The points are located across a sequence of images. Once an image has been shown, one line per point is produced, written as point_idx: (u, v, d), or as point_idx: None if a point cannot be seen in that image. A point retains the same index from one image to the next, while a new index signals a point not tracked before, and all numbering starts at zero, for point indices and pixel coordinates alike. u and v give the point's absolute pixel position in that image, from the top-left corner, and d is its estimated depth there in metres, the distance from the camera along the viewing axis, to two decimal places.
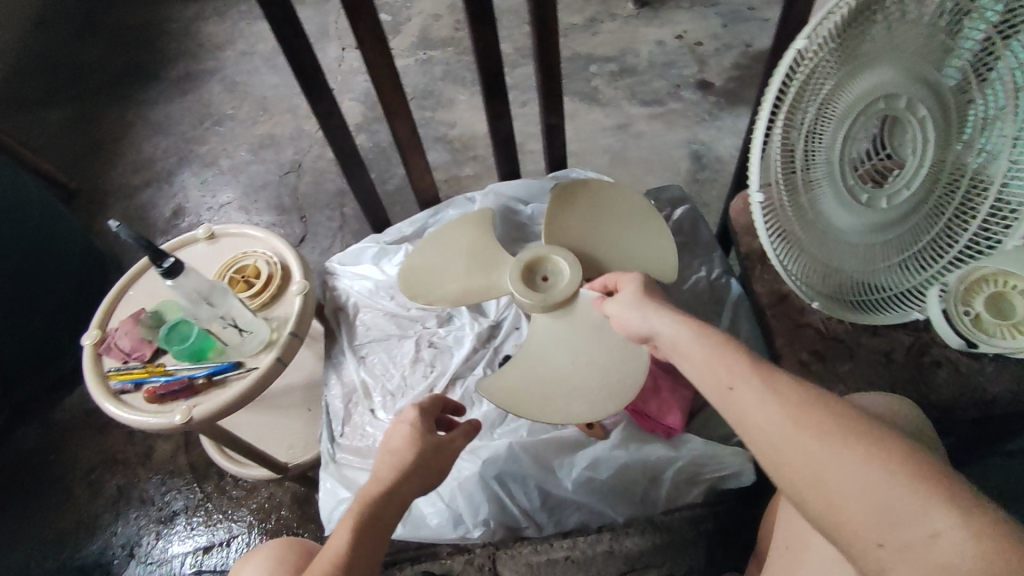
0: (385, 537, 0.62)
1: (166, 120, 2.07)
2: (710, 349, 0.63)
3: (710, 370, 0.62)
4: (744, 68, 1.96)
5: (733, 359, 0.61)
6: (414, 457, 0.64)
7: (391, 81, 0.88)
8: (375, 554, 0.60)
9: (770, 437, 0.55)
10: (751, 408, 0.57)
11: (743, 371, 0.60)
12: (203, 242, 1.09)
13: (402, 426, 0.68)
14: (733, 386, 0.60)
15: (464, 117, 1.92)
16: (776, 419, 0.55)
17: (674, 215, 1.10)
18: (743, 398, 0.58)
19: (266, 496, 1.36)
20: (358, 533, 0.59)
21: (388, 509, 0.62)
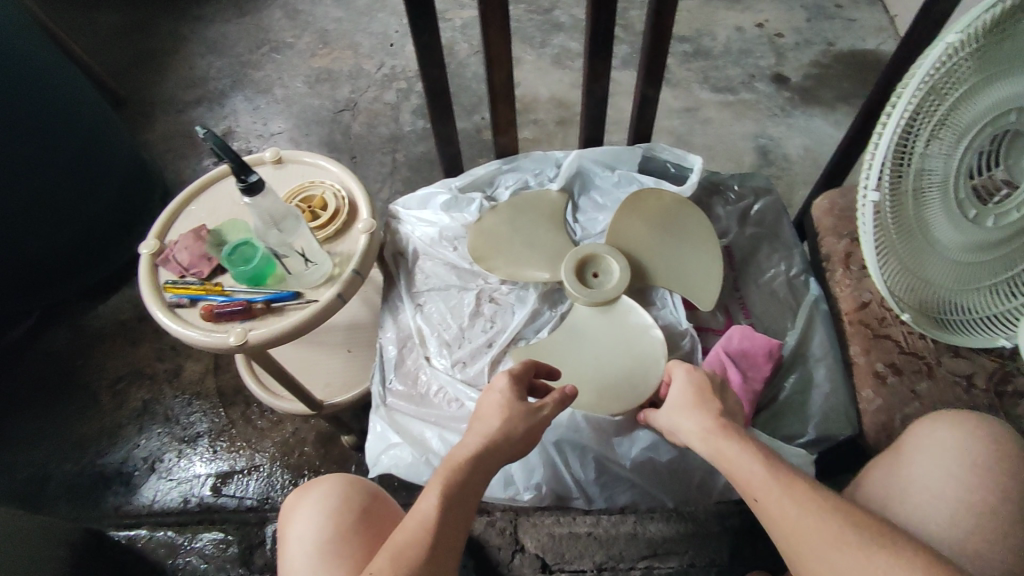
0: (472, 504, 0.64)
1: (223, 40, 2.02)
2: (735, 452, 0.65)
3: (740, 470, 0.64)
4: (824, 67, 1.88)
5: (748, 458, 0.63)
6: (501, 425, 0.68)
7: (499, 19, 0.83)
8: (463, 520, 0.62)
9: (795, 543, 0.58)
10: (777, 515, 0.59)
11: (759, 472, 0.62)
12: (269, 165, 1.06)
13: (491, 401, 0.72)
14: (756, 496, 0.61)
15: (528, 78, 1.86)
16: (799, 523, 0.58)
17: (755, 207, 1.06)
18: (771, 509, 0.60)
19: (291, 431, 1.35)
20: (448, 499, 0.62)
21: (477, 475, 0.65)
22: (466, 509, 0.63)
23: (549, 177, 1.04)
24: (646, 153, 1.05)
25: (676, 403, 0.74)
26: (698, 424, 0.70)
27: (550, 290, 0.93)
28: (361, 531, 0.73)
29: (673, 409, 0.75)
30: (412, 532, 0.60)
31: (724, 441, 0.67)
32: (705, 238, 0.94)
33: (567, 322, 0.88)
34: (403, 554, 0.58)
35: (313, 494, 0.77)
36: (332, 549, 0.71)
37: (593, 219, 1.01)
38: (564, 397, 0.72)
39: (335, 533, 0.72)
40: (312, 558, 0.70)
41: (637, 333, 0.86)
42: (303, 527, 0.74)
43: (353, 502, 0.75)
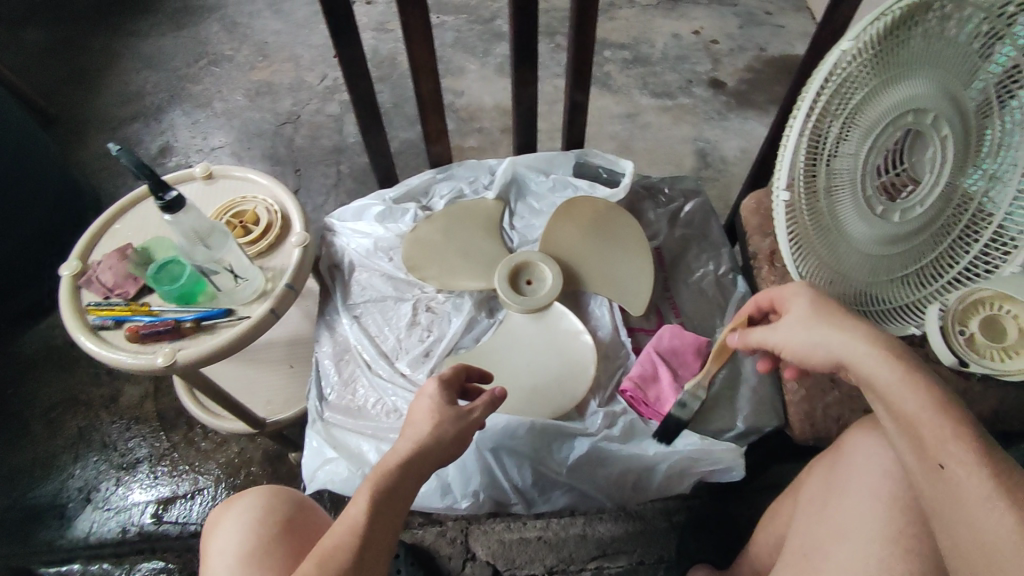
0: (402, 507, 0.64)
1: (158, 54, 1.97)
2: (917, 411, 0.54)
3: (923, 436, 0.53)
4: (756, 71, 1.96)
5: (946, 429, 0.52)
6: (430, 430, 0.67)
7: (423, 33, 0.84)
8: (391, 525, 0.62)
9: (977, 531, 0.49)
10: (964, 496, 0.50)
11: (956, 445, 0.52)
12: (199, 181, 1.04)
13: (425, 404, 0.70)
14: (944, 464, 0.52)
15: (472, 87, 1.87)
16: (989, 511, 0.49)
17: (686, 208, 1.08)
18: (958, 483, 0.51)
19: (236, 451, 1.32)
20: (377, 505, 0.62)
21: (408, 480, 0.64)
22: (394, 514, 0.63)
23: (484, 184, 1.05)
24: (578, 159, 1.06)
25: (808, 322, 0.64)
26: (854, 347, 0.60)
27: (486, 297, 0.94)
28: (286, 540, 0.72)
29: (805, 325, 0.64)
30: (339, 537, 0.60)
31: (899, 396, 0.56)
32: (638, 240, 0.96)
33: (501, 330, 0.89)
34: (328, 560, 0.58)
35: (235, 507, 0.76)
36: (254, 559, 0.69)
37: (529, 225, 1.02)
38: (494, 399, 0.70)
39: (258, 545, 0.71)
40: (233, 570, 0.69)
41: (569, 338, 0.87)
42: (226, 538, 0.72)
43: (277, 512, 0.74)
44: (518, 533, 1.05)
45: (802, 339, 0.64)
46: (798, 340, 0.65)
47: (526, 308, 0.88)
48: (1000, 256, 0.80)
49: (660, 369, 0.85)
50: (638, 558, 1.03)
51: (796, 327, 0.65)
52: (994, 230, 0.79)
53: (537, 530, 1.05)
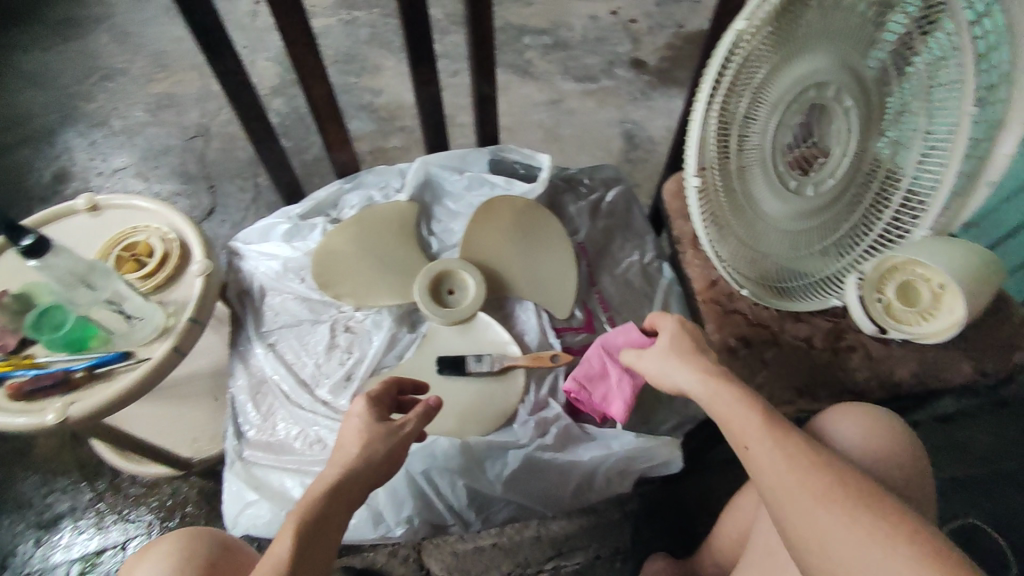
0: (335, 539, 0.55)
1: (44, 71, 1.81)
2: (731, 402, 0.59)
3: (725, 422, 0.59)
4: (676, 48, 1.96)
5: (743, 411, 0.58)
6: (360, 453, 0.59)
7: (304, 39, 0.79)
8: (325, 556, 0.53)
9: (774, 497, 0.53)
10: (764, 467, 0.54)
11: (753, 423, 0.57)
12: (84, 214, 0.95)
13: (350, 426, 0.62)
14: (747, 445, 0.56)
15: (390, 84, 1.80)
16: (781, 477, 0.53)
17: (607, 198, 1.05)
18: (759, 460, 0.55)
19: (169, 492, 1.23)
20: (305, 537, 0.53)
21: (338, 508, 0.55)
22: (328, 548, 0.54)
23: (396, 189, 0.99)
24: (494, 155, 1.02)
25: (663, 356, 0.67)
26: (691, 370, 0.64)
27: (407, 311, 0.88)
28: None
29: (663, 355, 0.68)
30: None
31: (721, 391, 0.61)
32: (559, 238, 0.93)
33: (425, 346, 0.84)
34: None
35: (152, 555, 0.69)
36: None
37: (448, 229, 0.97)
38: (428, 410, 0.64)
39: None
40: None
41: (494, 349, 0.84)
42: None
43: (198, 555, 0.68)
44: (471, 543, 1.02)
45: (662, 363, 0.67)
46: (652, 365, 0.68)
47: (452, 320, 0.84)
48: (909, 219, 0.83)
49: (609, 366, 0.79)
50: (594, 552, 1.02)
51: (655, 356, 0.68)
52: (904, 192, 0.82)
53: (491, 537, 1.03)
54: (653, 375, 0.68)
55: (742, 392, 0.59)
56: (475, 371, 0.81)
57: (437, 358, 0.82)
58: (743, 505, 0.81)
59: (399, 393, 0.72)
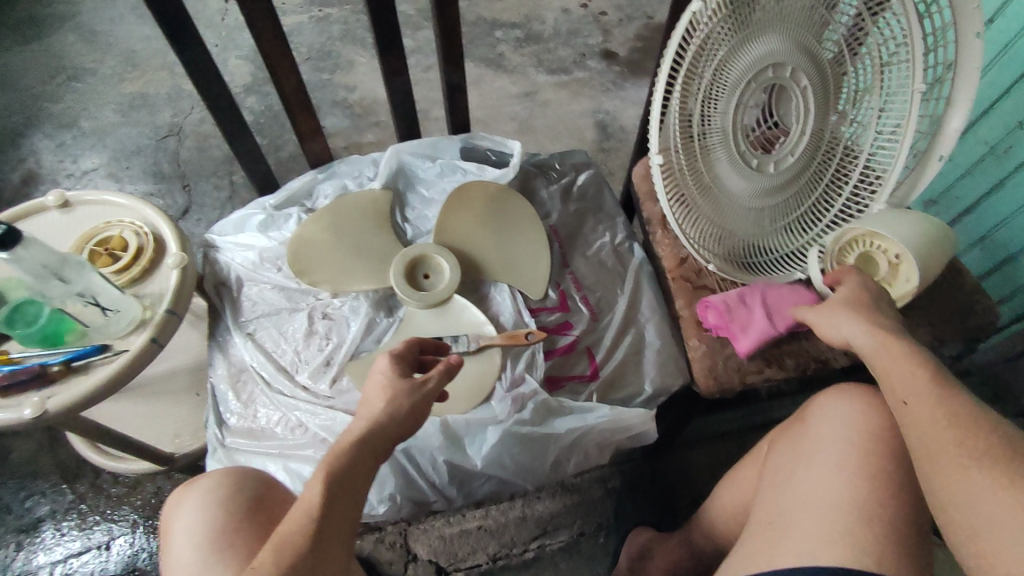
0: (362, 487, 0.57)
1: (9, 74, 1.79)
2: (899, 360, 0.61)
3: (889, 378, 0.60)
4: (646, 40, 1.99)
5: (909, 369, 0.59)
6: (386, 406, 0.61)
7: (273, 29, 0.80)
8: (349, 507, 0.55)
9: (921, 449, 0.55)
10: (922, 422, 0.56)
11: (922, 382, 0.58)
12: (55, 211, 0.95)
13: (375, 381, 0.64)
14: (906, 399, 0.58)
15: (364, 80, 1.81)
16: (939, 435, 0.54)
17: (578, 182, 1.07)
18: (917, 416, 0.56)
19: (153, 490, 1.23)
20: (334, 485, 0.54)
21: (365, 458, 0.57)
22: (357, 494, 0.56)
23: (369, 177, 1.00)
24: (465, 143, 1.03)
25: (838, 309, 0.71)
26: (861, 322, 0.67)
27: (384, 296, 0.90)
28: (258, 520, 0.67)
29: (837, 306, 0.72)
30: (293, 523, 0.53)
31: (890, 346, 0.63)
32: (531, 221, 0.95)
33: (402, 330, 0.85)
34: (290, 554, 0.51)
35: (196, 488, 0.69)
36: (225, 536, 0.63)
37: (422, 215, 0.98)
38: (450, 366, 0.65)
39: (228, 521, 0.65)
40: (202, 546, 0.63)
41: (471, 329, 0.85)
42: (191, 519, 0.66)
43: (248, 488, 0.69)
44: (457, 526, 1.01)
45: (835, 314, 0.71)
46: (825, 316, 0.72)
47: (427, 303, 0.86)
48: (867, 195, 0.85)
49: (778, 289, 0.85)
50: (579, 529, 1.05)
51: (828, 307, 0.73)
52: (862, 168, 0.84)
53: (476, 520, 1.00)
54: (820, 321, 0.73)
55: (913, 352, 0.61)
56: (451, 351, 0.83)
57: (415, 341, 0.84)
58: (745, 476, 0.82)
59: (420, 351, 0.74)
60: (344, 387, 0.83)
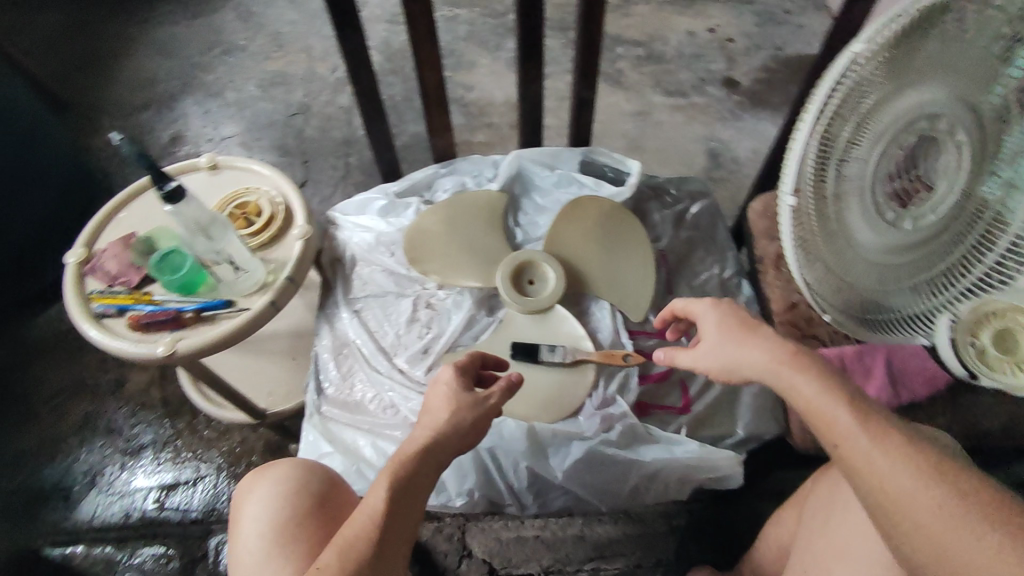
0: (422, 496, 0.59)
1: (172, 42, 1.98)
2: (818, 396, 0.55)
3: (814, 418, 0.55)
4: (773, 71, 1.92)
5: (835, 405, 0.54)
6: (449, 418, 0.63)
7: (428, 28, 0.84)
8: (413, 513, 0.58)
9: (873, 495, 0.50)
10: (862, 465, 0.50)
11: (845, 419, 0.53)
12: (204, 172, 1.04)
13: (435, 398, 0.66)
14: (838, 442, 0.52)
15: (483, 82, 1.86)
16: (889, 479, 0.49)
17: (692, 210, 1.05)
18: (855, 457, 0.51)
19: (239, 440, 1.31)
20: (397, 490, 0.57)
21: (427, 468, 0.60)
22: (417, 503, 0.59)
23: (488, 178, 1.03)
24: (584, 156, 1.04)
25: (720, 344, 0.66)
26: (757, 356, 0.62)
27: (487, 295, 0.92)
28: (319, 518, 0.69)
29: (721, 345, 0.66)
30: (354, 525, 0.55)
31: (801, 380, 0.57)
32: (641, 242, 0.94)
33: (501, 331, 0.87)
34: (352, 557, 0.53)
35: (269, 475, 0.73)
36: (289, 531, 0.66)
37: (534, 222, 1.00)
38: (511, 384, 0.67)
39: (292, 516, 0.67)
40: (265, 538, 0.66)
41: (569, 341, 0.86)
42: (259, 507, 0.69)
43: (313, 485, 0.71)
44: None
45: (721, 351, 0.65)
46: (713, 362, 0.66)
47: (529, 309, 0.87)
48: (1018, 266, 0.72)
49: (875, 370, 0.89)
50: None
51: (713, 349, 0.67)
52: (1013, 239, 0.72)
53: None
54: (720, 368, 0.66)
55: (832, 386, 0.55)
56: (547, 360, 0.83)
57: (513, 344, 0.85)
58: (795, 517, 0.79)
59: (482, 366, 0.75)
60: None
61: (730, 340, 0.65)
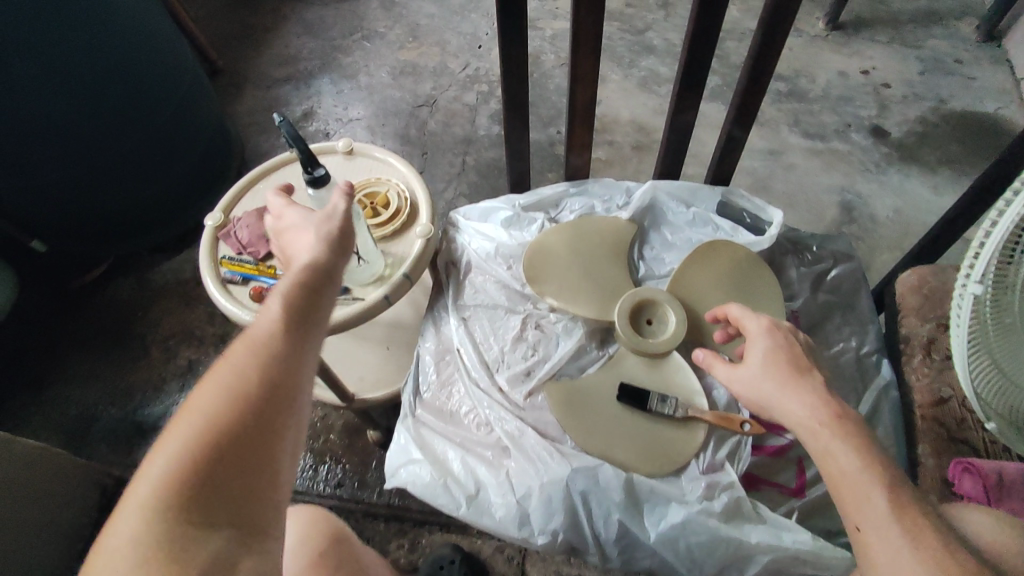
0: (321, 313, 0.61)
1: (319, 23, 2.07)
2: (851, 471, 0.53)
3: (839, 492, 0.54)
4: (931, 125, 1.75)
5: (869, 487, 0.52)
6: (319, 239, 0.65)
7: (591, 44, 0.81)
8: (314, 323, 0.59)
9: None
10: (880, 556, 0.50)
11: (878, 504, 0.51)
12: (340, 156, 1.06)
13: (307, 237, 0.66)
14: (859, 525, 0.52)
15: (611, 97, 1.81)
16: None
17: (833, 272, 0.96)
18: (871, 545, 0.50)
19: (320, 416, 1.33)
20: (290, 305, 0.58)
21: (320, 285, 0.61)
22: (313, 326, 0.59)
23: (619, 205, 0.98)
24: (724, 197, 0.97)
25: (759, 377, 0.64)
26: (793, 399, 0.60)
27: (600, 327, 0.88)
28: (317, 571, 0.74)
29: (761, 375, 0.64)
30: (254, 334, 0.55)
31: (835, 449, 0.55)
32: (775, 300, 0.87)
33: (612, 368, 0.83)
34: (255, 357, 0.53)
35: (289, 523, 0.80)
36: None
37: (659, 258, 0.95)
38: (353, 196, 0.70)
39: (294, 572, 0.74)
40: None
41: (682, 394, 0.81)
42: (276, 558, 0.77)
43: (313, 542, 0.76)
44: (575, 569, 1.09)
45: (758, 384, 0.64)
46: (749, 390, 0.65)
47: (644, 351, 0.82)
48: None
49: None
50: None
51: (750, 377, 0.65)
52: None
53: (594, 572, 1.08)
54: (753, 397, 0.64)
55: (869, 460, 0.53)
56: (657, 411, 0.79)
57: (621, 385, 0.82)
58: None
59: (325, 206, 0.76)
60: (538, 404, 0.82)
61: (771, 377, 0.63)
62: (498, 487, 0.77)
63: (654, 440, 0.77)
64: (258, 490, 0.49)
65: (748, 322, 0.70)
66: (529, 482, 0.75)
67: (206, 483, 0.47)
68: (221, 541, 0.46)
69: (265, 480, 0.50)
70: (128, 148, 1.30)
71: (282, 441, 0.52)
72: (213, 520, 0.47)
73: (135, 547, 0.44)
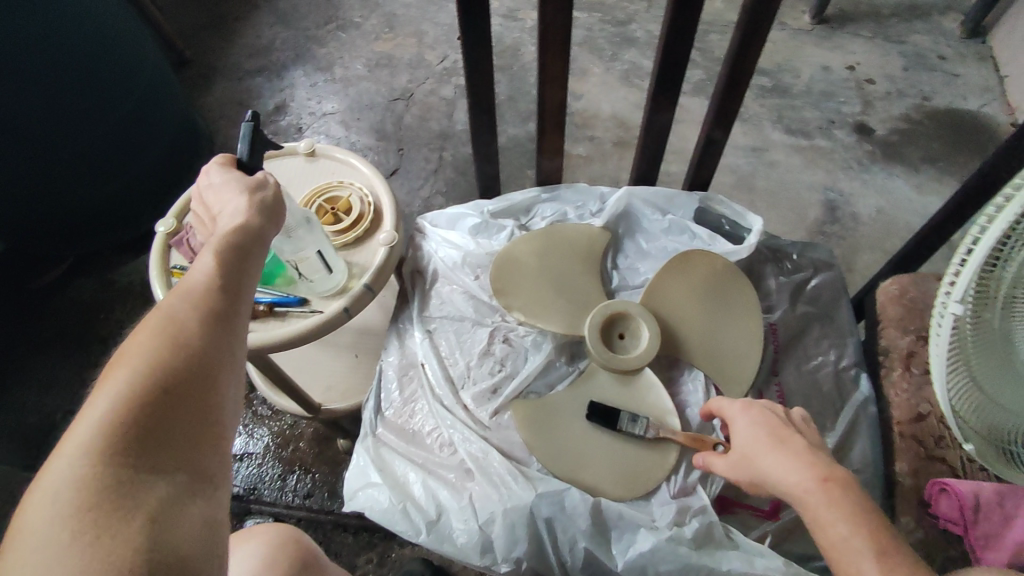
0: (254, 270, 0.60)
1: (291, 11, 1.99)
2: (838, 533, 0.53)
3: (833, 557, 0.53)
4: (914, 123, 1.72)
5: (858, 549, 0.52)
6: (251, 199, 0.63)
7: (561, 44, 0.77)
8: (245, 279, 0.58)
9: None
10: None
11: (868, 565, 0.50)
12: (301, 157, 1.01)
13: (231, 196, 0.64)
14: None
15: (592, 91, 1.76)
16: None
17: (813, 281, 0.93)
18: None
19: (289, 423, 1.29)
20: (223, 259, 0.57)
21: (253, 244, 0.60)
22: (243, 286, 0.58)
23: (592, 212, 0.95)
24: (701, 203, 0.94)
25: (746, 453, 0.64)
26: (777, 466, 0.60)
27: (570, 341, 0.84)
28: None
29: (747, 452, 0.64)
30: (190, 286, 0.54)
31: (823, 513, 0.55)
32: (750, 313, 0.84)
33: (581, 384, 0.80)
34: (192, 310, 0.52)
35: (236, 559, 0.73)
36: None
37: (633, 267, 0.91)
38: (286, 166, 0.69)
39: None
40: None
41: (653, 413, 0.78)
42: None
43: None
44: None
45: (746, 462, 0.64)
46: (742, 472, 0.64)
47: (615, 367, 0.79)
48: None
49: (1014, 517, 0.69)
50: None
51: (740, 458, 0.65)
52: None
53: None
54: (747, 479, 0.64)
55: (854, 518, 0.53)
56: (626, 430, 0.75)
57: (590, 403, 0.78)
58: None
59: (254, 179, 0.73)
60: (504, 423, 0.78)
61: (756, 450, 0.63)
62: (460, 512, 0.73)
63: (623, 462, 0.74)
64: (208, 431, 0.48)
65: (725, 403, 0.71)
66: (492, 508, 0.72)
67: (150, 425, 0.46)
68: (171, 484, 0.45)
69: (211, 425, 0.49)
70: (93, 142, 1.22)
71: (226, 387, 0.51)
72: (160, 462, 0.45)
73: (76, 493, 0.42)
